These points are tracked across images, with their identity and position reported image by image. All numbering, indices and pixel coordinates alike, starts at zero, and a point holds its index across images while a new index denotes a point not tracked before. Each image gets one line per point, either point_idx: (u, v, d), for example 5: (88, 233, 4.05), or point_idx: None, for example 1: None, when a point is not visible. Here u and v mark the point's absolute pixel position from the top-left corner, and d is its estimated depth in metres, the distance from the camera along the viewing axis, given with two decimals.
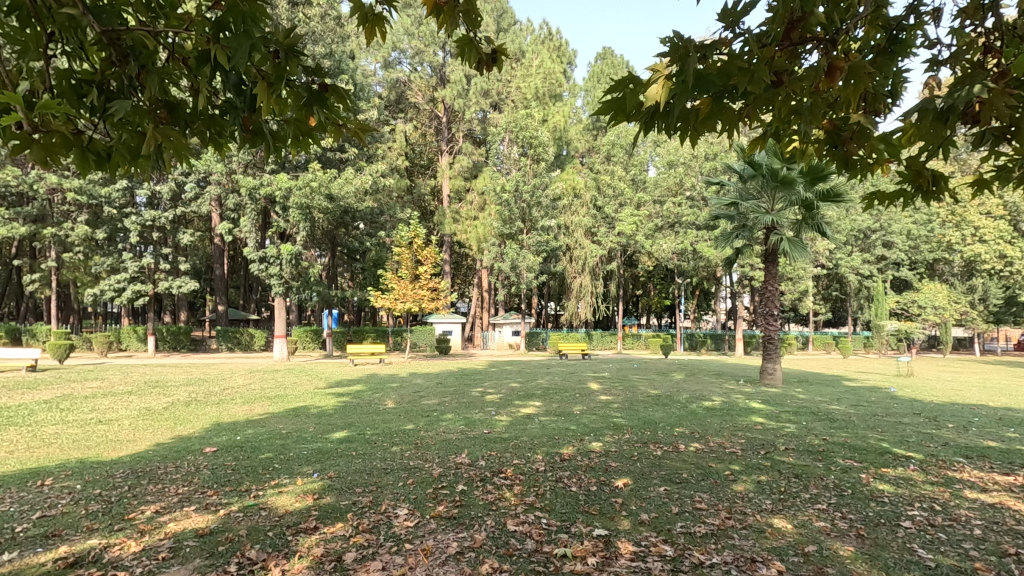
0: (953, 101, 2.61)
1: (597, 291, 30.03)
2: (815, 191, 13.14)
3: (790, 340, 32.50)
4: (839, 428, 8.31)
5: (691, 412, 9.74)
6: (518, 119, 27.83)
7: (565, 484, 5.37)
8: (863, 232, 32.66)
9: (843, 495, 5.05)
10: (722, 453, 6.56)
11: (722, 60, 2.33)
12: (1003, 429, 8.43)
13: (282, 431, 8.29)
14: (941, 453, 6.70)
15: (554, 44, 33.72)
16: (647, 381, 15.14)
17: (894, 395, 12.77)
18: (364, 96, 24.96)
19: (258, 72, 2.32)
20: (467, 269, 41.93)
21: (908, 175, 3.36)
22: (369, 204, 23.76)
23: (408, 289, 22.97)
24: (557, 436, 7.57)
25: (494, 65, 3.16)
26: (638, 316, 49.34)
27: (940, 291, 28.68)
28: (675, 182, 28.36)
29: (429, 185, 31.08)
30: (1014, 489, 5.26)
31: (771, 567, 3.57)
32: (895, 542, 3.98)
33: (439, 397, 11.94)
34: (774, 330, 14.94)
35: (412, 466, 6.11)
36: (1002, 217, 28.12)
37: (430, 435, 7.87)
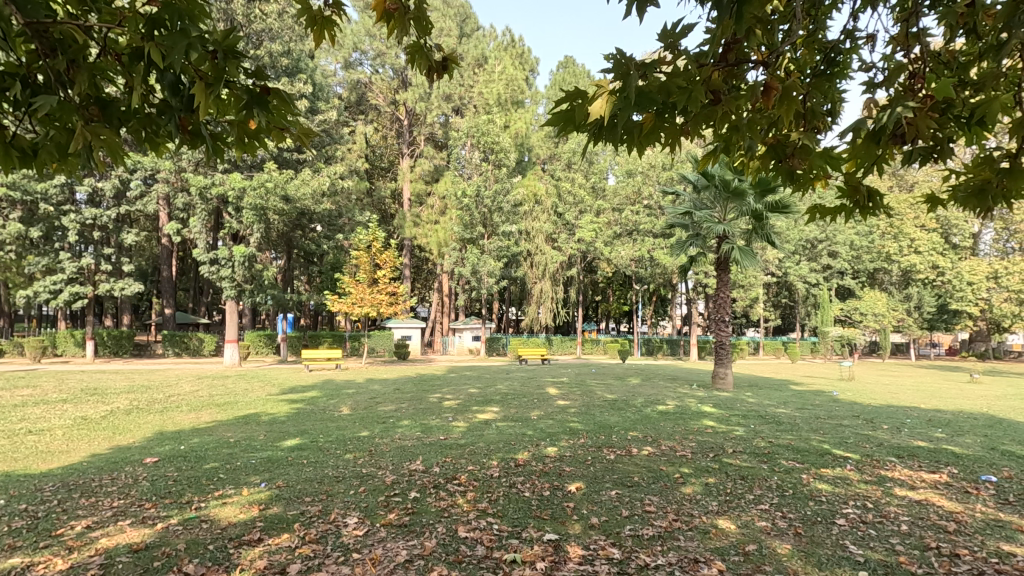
0: (883, 123, 2.76)
1: (558, 297, 30.21)
2: (765, 202, 13.71)
3: (741, 345, 33.59)
4: (785, 430, 8.65)
5: (645, 416, 9.97)
6: (480, 125, 27.73)
7: (518, 489, 5.40)
8: (810, 242, 34.07)
9: (784, 495, 5.26)
10: (673, 457, 6.73)
11: (663, 77, 2.39)
12: (932, 430, 8.95)
13: (229, 439, 8.02)
14: (876, 453, 7.06)
15: (516, 51, 33.97)
16: (604, 385, 15.39)
17: (837, 399, 13.38)
18: (324, 96, 24.55)
19: (194, 71, 2.26)
20: (427, 274, 41.56)
21: (846, 190, 3.52)
22: (327, 206, 23.25)
23: (365, 293, 22.58)
24: (514, 442, 7.58)
25: (445, 73, 3.17)
26: (597, 321, 50.09)
27: (879, 298, 30.30)
28: (633, 191, 29.10)
29: (389, 188, 30.75)
30: (938, 486, 5.60)
31: (712, 567, 3.68)
32: (829, 539, 4.17)
33: (396, 403, 11.76)
34: (726, 336, 15.38)
35: (365, 473, 6.02)
36: (935, 231, 30.05)
37: (385, 441, 7.76)
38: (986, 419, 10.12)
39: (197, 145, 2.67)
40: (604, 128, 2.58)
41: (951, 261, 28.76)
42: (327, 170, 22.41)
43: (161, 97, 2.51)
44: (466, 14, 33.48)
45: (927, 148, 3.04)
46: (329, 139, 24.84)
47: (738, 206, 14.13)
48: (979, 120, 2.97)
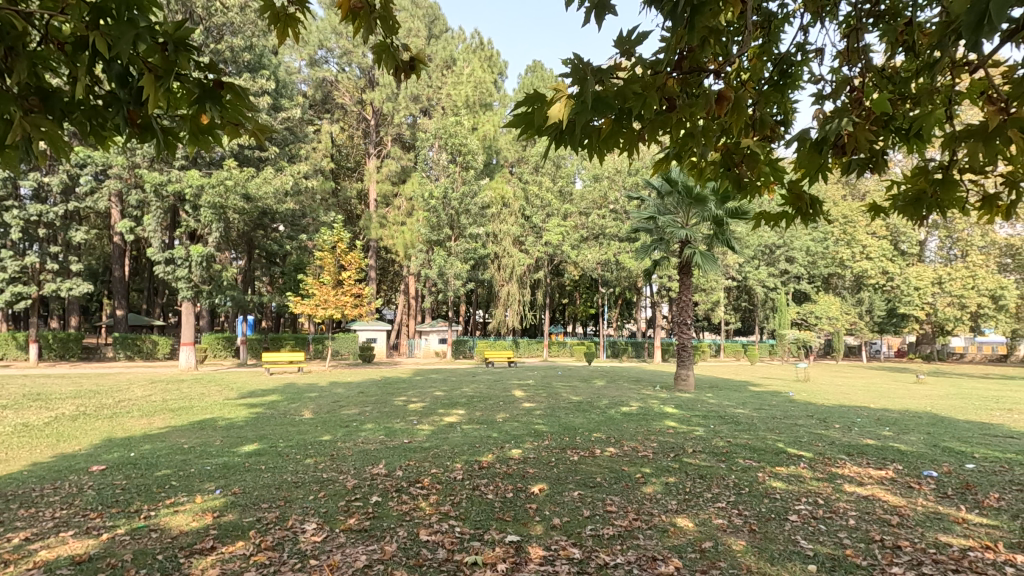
0: (828, 132, 2.91)
1: (525, 300, 30.20)
2: (725, 209, 14.11)
3: (703, 347, 34.44)
4: (743, 429, 8.93)
5: (609, 417, 10.10)
6: (448, 126, 27.60)
7: (481, 491, 5.38)
8: (769, 248, 35.18)
9: (740, 493, 5.40)
10: (634, 457, 6.84)
11: (619, 84, 2.44)
12: (879, 428, 9.36)
13: (184, 445, 7.74)
14: (828, 451, 7.33)
15: (485, 54, 34.00)
16: (569, 387, 15.51)
17: (793, 399, 13.80)
18: (288, 93, 24.04)
19: (143, 63, 2.20)
20: (393, 276, 41.15)
21: (790, 198, 3.67)
22: (290, 206, 22.74)
23: (329, 295, 22.14)
24: (478, 444, 7.58)
25: (411, 74, 3.16)
26: (563, 324, 50.55)
27: (833, 303, 31.53)
28: (600, 195, 29.57)
29: (355, 188, 30.40)
30: (884, 482, 5.87)
31: (670, 564, 3.75)
32: (782, 534, 4.30)
33: (360, 406, 11.62)
34: (688, 338, 15.71)
35: (326, 478, 5.90)
36: (884, 237, 31.41)
37: (348, 445, 7.64)
38: (929, 418, 10.66)
39: (147, 139, 2.59)
40: (563, 133, 2.60)
41: (899, 267, 30.12)
42: (290, 169, 21.93)
43: (108, 88, 2.43)
44: (435, 14, 33.34)
45: (865, 158, 3.22)
46: (293, 138, 24.27)
47: (700, 211, 14.53)
48: (917, 133, 3.16)
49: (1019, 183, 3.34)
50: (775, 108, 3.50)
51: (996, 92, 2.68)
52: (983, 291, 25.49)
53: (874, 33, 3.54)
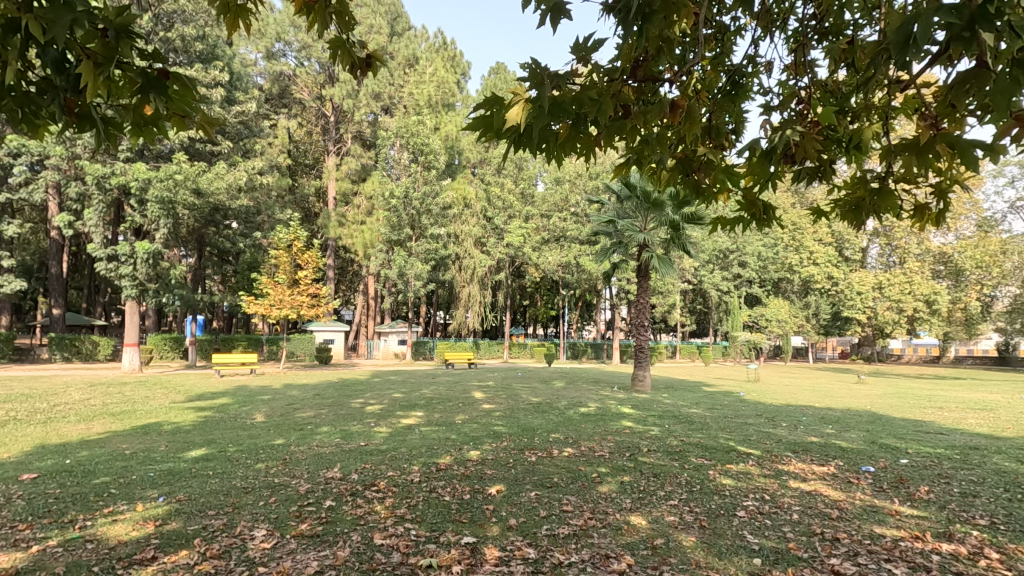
0: (776, 142, 3.04)
1: (486, 301, 30.10)
2: (681, 214, 14.48)
3: (659, 349, 35.25)
4: (696, 429, 9.18)
5: (568, 418, 10.21)
6: (410, 125, 27.26)
7: (438, 493, 5.35)
8: (723, 253, 36.31)
9: (692, 490, 5.56)
10: (591, 457, 6.93)
11: (576, 89, 2.47)
12: (823, 426, 9.80)
13: (126, 451, 7.38)
14: (775, 449, 7.61)
15: (448, 53, 33.82)
16: (529, 389, 15.56)
17: (743, 399, 14.30)
18: (242, 86, 23.28)
19: (80, 49, 2.09)
20: (352, 276, 40.39)
21: (744, 204, 3.81)
22: (243, 202, 22.00)
23: (285, 295, 21.52)
24: (437, 446, 7.52)
25: (369, 70, 3.13)
26: (524, 325, 50.73)
27: (782, 306, 32.85)
28: (561, 198, 29.89)
29: (313, 185, 29.75)
30: (826, 477, 6.14)
31: (622, 562, 3.82)
32: (730, 530, 4.44)
33: (315, 409, 11.34)
34: (645, 340, 16.04)
35: (278, 483, 5.74)
36: (830, 244, 32.81)
37: (302, 449, 7.44)
38: (867, 416, 11.22)
39: (85, 130, 2.47)
40: (522, 137, 2.62)
41: (843, 273, 31.56)
42: (244, 165, 21.24)
43: (41, 73, 2.30)
44: (397, 12, 32.96)
45: (812, 167, 3.38)
46: (248, 132, 23.49)
47: (657, 216, 14.86)
48: (857, 145, 3.35)
49: (946, 193, 3.57)
50: (727, 118, 3.64)
51: (926, 109, 2.86)
52: (919, 296, 27.05)
53: (819, 48, 3.73)
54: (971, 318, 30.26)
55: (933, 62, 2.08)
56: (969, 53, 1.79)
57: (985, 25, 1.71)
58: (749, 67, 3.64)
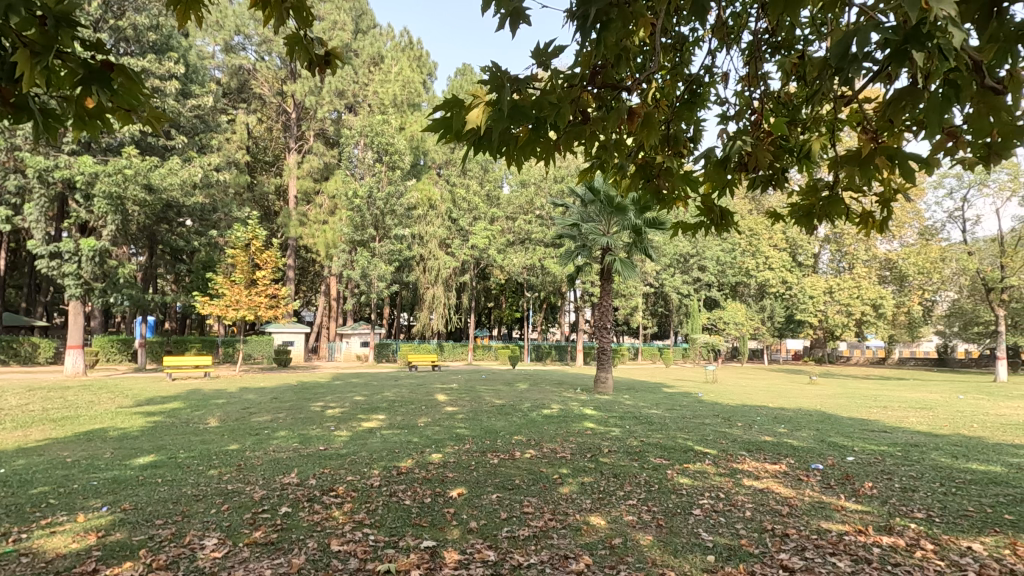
0: (730, 152, 3.15)
1: (451, 304, 29.61)
2: (643, 218, 14.72)
3: (622, 351, 35.83)
4: (655, 429, 9.36)
5: (530, 420, 10.25)
6: (374, 124, 26.89)
7: (399, 497, 5.28)
8: (683, 257, 37.18)
9: (651, 490, 5.66)
10: (553, 458, 6.98)
11: (536, 94, 2.49)
12: (776, 425, 10.15)
13: (67, 459, 7.01)
14: (730, 448, 7.83)
15: (414, 53, 33.55)
16: (493, 391, 15.56)
17: (700, 399, 14.68)
18: (199, 79, 22.47)
19: (17, 37, 1.99)
20: (313, 276, 39.56)
21: (703, 209, 3.91)
22: (198, 199, 21.23)
23: (241, 295, 20.84)
24: (398, 449, 7.43)
25: (328, 68, 3.08)
26: (489, 327, 50.71)
27: (739, 310, 33.93)
28: (526, 201, 30.05)
29: (272, 183, 29.01)
30: (778, 475, 6.36)
31: (580, 562, 3.86)
32: (685, 528, 4.55)
33: (273, 413, 11.03)
34: (608, 342, 16.25)
35: (231, 489, 5.56)
36: (784, 250, 33.99)
37: (257, 454, 7.23)
38: (817, 415, 11.67)
39: (22, 121, 2.35)
40: (482, 139, 2.62)
41: (797, 277, 32.78)
42: (200, 160, 20.51)
43: None
44: (362, 9, 32.47)
45: (766, 175, 3.51)
46: (204, 127, 22.67)
47: (620, 220, 15.09)
48: (806, 155, 3.50)
49: (890, 203, 3.75)
50: (686, 125, 3.74)
51: (868, 122, 3.01)
52: (866, 301, 28.36)
53: (771, 62, 3.88)
54: (914, 321, 31.89)
55: (874, 79, 2.19)
56: (902, 72, 1.90)
57: (917, 45, 1.82)
58: (707, 77, 3.76)
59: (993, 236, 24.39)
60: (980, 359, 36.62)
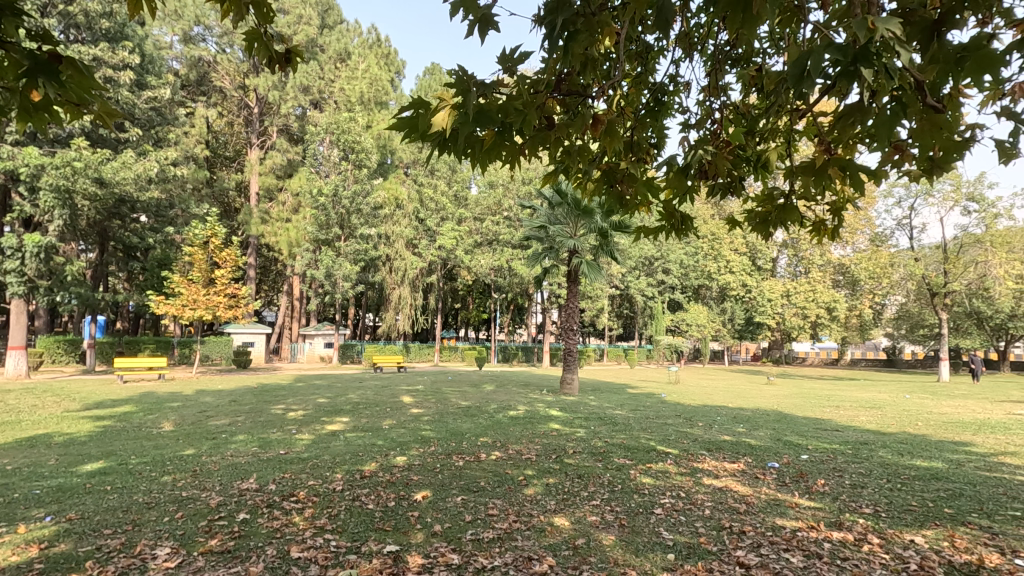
0: (691, 159, 3.23)
1: (417, 304, 29.46)
2: (609, 221, 14.92)
3: (588, 352, 36.21)
4: (619, 430, 9.50)
5: (496, 421, 10.26)
6: (341, 121, 26.43)
7: (361, 502, 5.20)
8: (648, 260, 37.83)
9: (614, 490, 5.75)
10: (519, 460, 7.00)
11: (501, 99, 2.49)
12: (735, 425, 10.44)
13: (7, 466, 6.65)
14: (691, 448, 8.02)
15: (382, 51, 33.21)
16: (459, 392, 15.48)
17: (663, 400, 14.98)
18: (155, 70, 21.61)
19: None
20: (275, 275, 38.59)
21: (664, 215, 4.00)
22: (154, 195, 20.44)
23: (199, 295, 20.11)
24: (361, 452, 7.31)
25: (288, 66, 3.03)
26: (456, 328, 50.47)
27: (701, 312, 34.79)
28: (494, 202, 30.10)
29: (233, 179, 28.20)
30: (736, 474, 6.55)
31: (543, 563, 3.89)
32: (647, 527, 4.63)
33: (231, 416, 10.70)
34: (574, 343, 16.41)
35: (185, 497, 5.37)
36: (744, 254, 35.04)
37: (214, 459, 7.01)
38: (774, 415, 12.06)
39: None
40: (447, 140, 2.61)
41: (756, 281, 33.84)
42: (156, 154, 19.73)
43: None
44: (328, 4, 31.91)
45: (724, 183, 3.62)
46: (161, 119, 21.83)
47: (587, 223, 15.27)
48: (763, 164, 3.62)
49: (842, 211, 3.91)
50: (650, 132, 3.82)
51: (822, 133, 3.12)
52: (821, 304, 29.47)
53: (731, 73, 4.00)
54: (865, 323, 33.34)
55: (827, 93, 2.27)
56: (854, 88, 1.98)
57: (866, 65, 1.90)
58: (669, 86, 3.86)
59: (937, 243, 25.81)
60: (925, 360, 38.55)
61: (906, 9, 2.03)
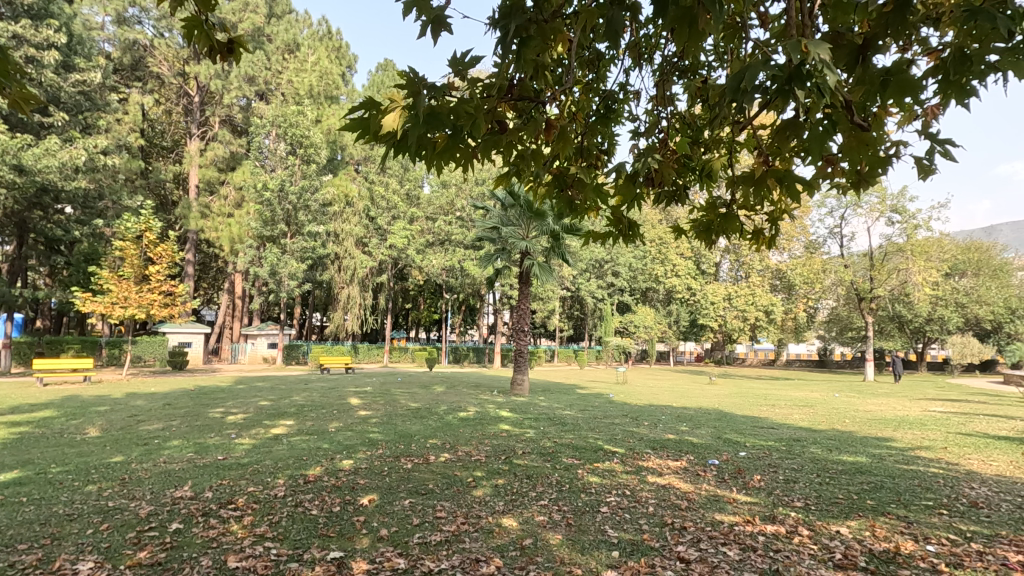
0: (639, 167, 3.34)
1: (366, 304, 28.88)
2: (561, 224, 15.12)
3: (539, 353, 36.48)
4: (568, 430, 9.63)
5: (446, 423, 10.19)
6: (288, 114, 25.55)
7: (304, 508, 5.05)
8: (598, 262, 38.52)
9: (561, 490, 5.82)
10: (467, 461, 6.97)
11: (454, 102, 2.50)
12: (678, 424, 10.79)
13: None
14: (636, 447, 8.24)
15: (332, 44, 32.39)
16: (408, 394, 15.28)
17: (611, 400, 15.30)
18: (84, 51, 20.11)
19: None
20: (215, 272, 36.88)
21: (613, 220, 4.10)
22: (82, 185, 19.12)
23: (130, 292, 18.97)
24: (305, 457, 7.11)
25: (231, 56, 2.93)
26: (406, 328, 49.75)
27: (649, 314, 35.78)
28: (447, 202, 29.92)
29: (170, 170, 26.77)
30: (678, 472, 6.76)
31: (490, 564, 3.90)
32: (593, 526, 4.73)
33: (164, 421, 10.14)
34: (525, 345, 16.51)
35: (112, 507, 5.05)
36: (690, 258, 36.28)
37: (145, 467, 6.63)
38: (715, 414, 12.54)
39: None
40: (399, 142, 2.59)
41: (700, 284, 35.10)
42: (84, 141, 18.47)
43: None
44: None
45: (670, 192, 3.76)
46: (90, 104, 20.49)
47: (539, 225, 15.40)
48: (706, 172, 3.80)
49: (778, 221, 4.13)
50: (600, 138, 3.92)
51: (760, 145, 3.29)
52: (760, 307, 30.87)
53: (679, 84, 4.14)
54: (799, 326, 35.21)
55: (767, 110, 2.39)
56: (788, 105, 2.10)
57: (799, 84, 2.01)
58: (617, 93, 3.97)
59: (864, 251, 27.49)
60: (853, 361, 40.98)
61: (835, 33, 2.18)
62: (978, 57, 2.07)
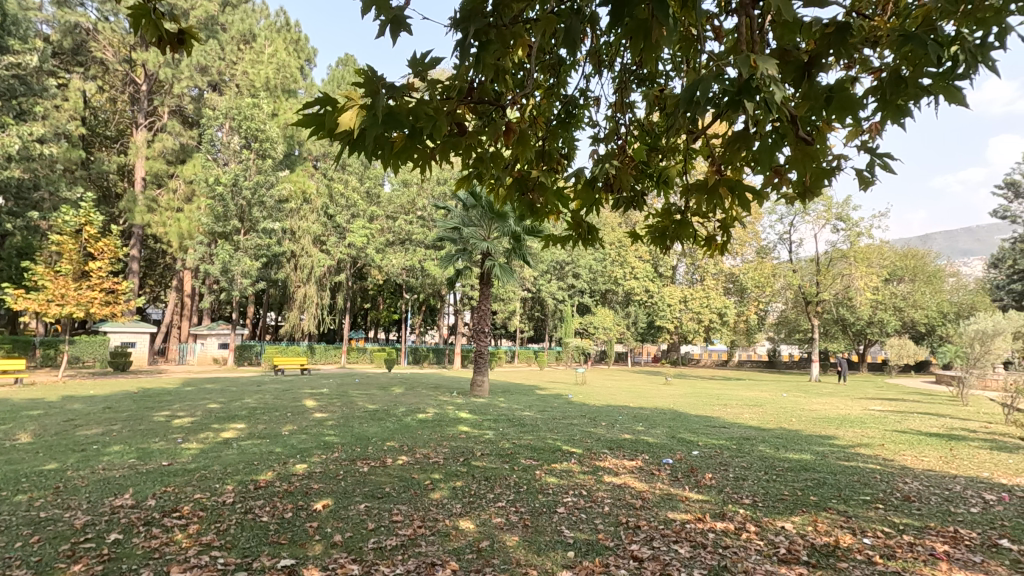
0: (598, 172, 3.37)
1: (323, 304, 28.23)
2: (522, 226, 15.15)
3: (499, 354, 36.46)
4: (527, 431, 9.67)
5: (404, 425, 10.06)
6: (242, 107, 24.67)
7: (255, 514, 4.89)
8: (559, 264, 38.83)
9: (519, 491, 5.84)
10: (425, 464, 6.90)
11: (413, 102, 2.47)
12: (635, 424, 11.00)
13: None
14: (594, 447, 8.35)
15: (291, 36, 31.49)
16: (366, 395, 15.00)
17: (570, 400, 15.44)
18: (19, 32, 18.70)
19: None
20: (162, 269, 35.25)
21: (572, 224, 4.14)
22: (15, 173, 17.94)
23: (68, 289, 17.92)
24: (256, 461, 6.89)
25: (181, 48, 2.81)
26: (364, 329, 48.80)
27: (607, 315, 36.33)
28: (407, 201, 29.55)
29: (113, 161, 25.44)
30: (634, 471, 6.89)
31: (446, 568, 3.88)
32: (550, 526, 4.76)
33: (104, 425, 9.62)
34: (485, 346, 16.47)
35: (45, 517, 4.76)
36: (648, 261, 37.01)
37: (82, 474, 6.28)
38: (671, 414, 12.83)
39: None
40: (356, 141, 2.54)
41: (657, 287, 35.86)
42: (17, 128, 17.31)
43: None
44: None
45: (627, 197, 3.82)
46: (25, 88, 19.27)
47: (501, 227, 15.40)
48: (662, 179, 3.89)
49: (729, 228, 4.26)
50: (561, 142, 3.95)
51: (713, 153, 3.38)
52: (714, 309, 31.80)
53: (638, 91, 4.22)
54: (750, 328, 36.45)
55: (719, 120, 2.45)
56: (739, 115, 2.16)
57: (749, 97, 2.06)
58: (578, 99, 4.02)
59: (812, 257, 28.60)
60: (800, 362, 42.70)
61: (783, 50, 2.26)
62: (912, 80, 2.19)
